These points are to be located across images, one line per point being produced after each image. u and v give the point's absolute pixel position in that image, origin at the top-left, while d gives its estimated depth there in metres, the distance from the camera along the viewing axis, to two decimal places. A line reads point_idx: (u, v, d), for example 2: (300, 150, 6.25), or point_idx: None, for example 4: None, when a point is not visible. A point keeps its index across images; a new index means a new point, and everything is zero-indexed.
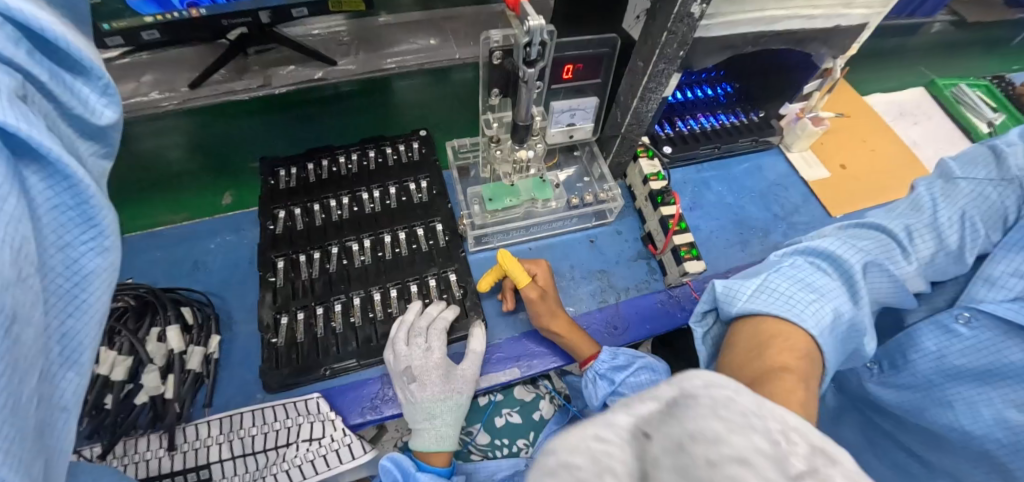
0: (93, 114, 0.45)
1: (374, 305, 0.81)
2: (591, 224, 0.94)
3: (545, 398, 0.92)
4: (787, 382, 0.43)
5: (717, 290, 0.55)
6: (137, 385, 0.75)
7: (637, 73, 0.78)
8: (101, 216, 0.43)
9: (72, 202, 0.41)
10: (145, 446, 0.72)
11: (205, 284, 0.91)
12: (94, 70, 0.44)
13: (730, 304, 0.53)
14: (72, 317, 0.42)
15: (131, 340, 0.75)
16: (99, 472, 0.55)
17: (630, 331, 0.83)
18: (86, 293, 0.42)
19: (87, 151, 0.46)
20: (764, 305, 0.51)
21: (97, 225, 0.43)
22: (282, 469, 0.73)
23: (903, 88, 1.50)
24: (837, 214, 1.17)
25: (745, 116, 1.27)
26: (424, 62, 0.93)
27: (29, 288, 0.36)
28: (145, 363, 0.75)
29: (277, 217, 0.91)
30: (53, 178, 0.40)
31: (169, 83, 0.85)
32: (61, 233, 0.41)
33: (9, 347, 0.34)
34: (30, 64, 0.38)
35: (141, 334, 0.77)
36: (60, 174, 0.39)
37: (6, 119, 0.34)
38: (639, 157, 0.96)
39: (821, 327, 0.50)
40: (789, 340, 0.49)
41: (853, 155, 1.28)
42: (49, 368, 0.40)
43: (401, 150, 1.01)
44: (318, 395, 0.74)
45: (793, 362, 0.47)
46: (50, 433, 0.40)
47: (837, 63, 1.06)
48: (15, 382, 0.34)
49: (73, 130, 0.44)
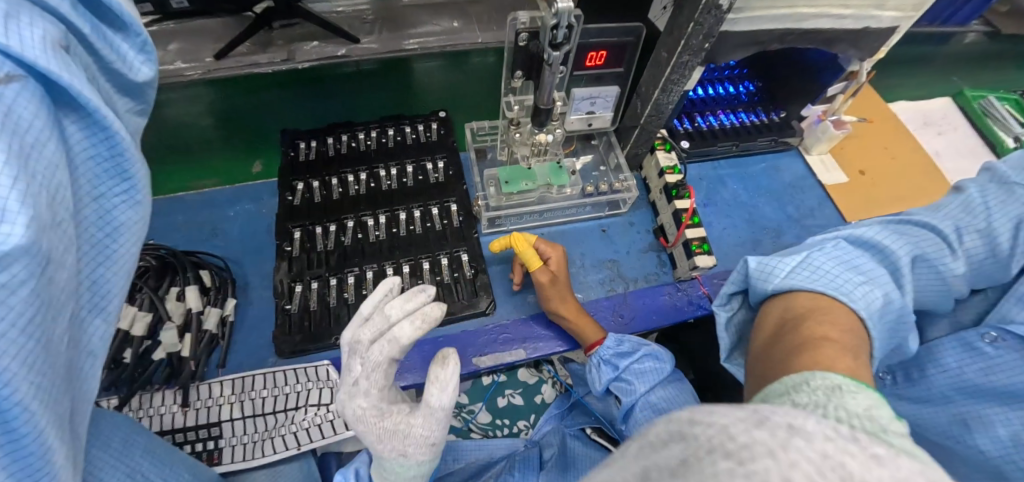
0: (130, 70, 0.46)
1: (386, 279, 0.83)
2: (604, 214, 0.95)
3: (548, 383, 0.94)
4: (825, 352, 0.43)
5: (752, 267, 0.56)
6: (155, 342, 0.78)
7: (661, 64, 0.78)
8: (134, 170, 0.44)
9: (107, 153, 0.42)
10: (160, 400, 0.75)
11: (223, 250, 0.94)
12: (133, 27, 0.45)
13: (766, 281, 0.54)
14: (102, 266, 0.43)
15: (152, 297, 0.78)
16: (117, 423, 0.56)
17: (637, 321, 0.83)
18: (116, 245, 0.44)
19: (123, 107, 0.47)
20: (803, 283, 0.52)
21: (129, 178, 0.44)
22: (289, 431, 0.75)
23: (930, 97, 1.48)
24: (853, 220, 1.16)
25: (766, 116, 1.26)
26: (446, 44, 0.93)
27: (65, 232, 0.37)
28: (164, 320, 0.78)
29: (295, 188, 0.93)
30: (91, 130, 0.41)
31: (194, 52, 0.87)
32: (95, 184, 0.42)
33: (46, 285, 0.35)
34: (73, 15, 0.39)
35: (162, 293, 0.81)
36: (97, 125, 0.41)
37: (50, 66, 0.35)
38: (656, 150, 0.96)
39: (869, 310, 0.49)
40: (828, 316, 0.48)
41: (874, 161, 1.26)
42: (79, 313, 0.41)
43: (419, 130, 1.02)
44: (328, 362, 0.77)
45: (834, 335, 0.46)
46: (78, 376, 0.41)
47: (865, 66, 1.04)
48: (50, 320, 0.35)
49: (110, 85, 0.46)
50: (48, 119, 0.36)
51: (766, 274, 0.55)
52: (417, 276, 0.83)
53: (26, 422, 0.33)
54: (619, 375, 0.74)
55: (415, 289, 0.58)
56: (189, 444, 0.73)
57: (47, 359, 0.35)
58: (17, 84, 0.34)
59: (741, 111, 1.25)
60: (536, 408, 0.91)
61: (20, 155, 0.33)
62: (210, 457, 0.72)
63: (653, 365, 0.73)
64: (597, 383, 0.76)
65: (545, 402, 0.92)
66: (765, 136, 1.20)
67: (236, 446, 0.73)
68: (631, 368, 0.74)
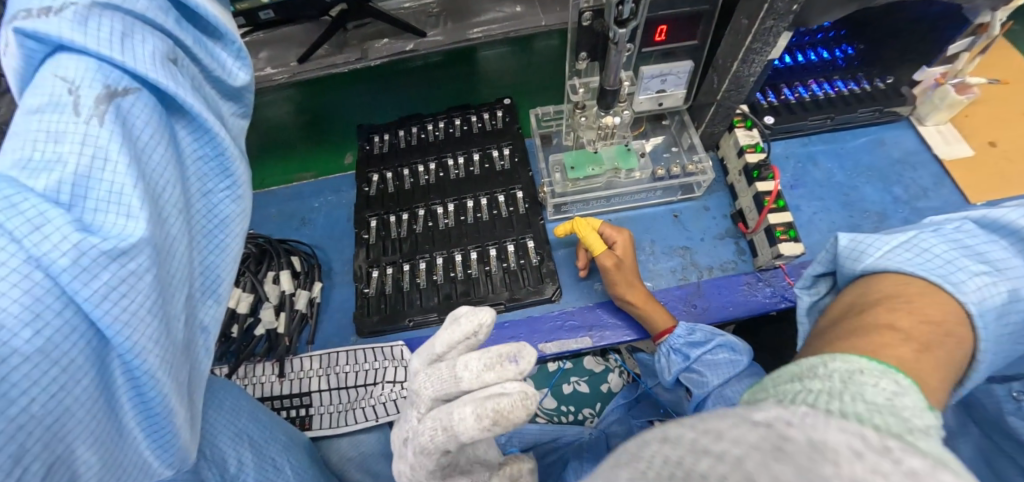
0: (228, 75, 0.51)
1: (455, 265, 0.85)
2: (676, 198, 0.90)
3: (615, 371, 0.91)
4: (911, 335, 0.38)
5: (842, 244, 0.50)
6: (256, 320, 0.87)
7: (740, 32, 0.72)
8: (233, 167, 0.49)
9: (212, 153, 0.48)
10: (260, 371, 0.84)
11: (310, 238, 1.02)
12: (229, 36, 0.50)
13: (856, 260, 0.48)
14: (212, 254, 0.49)
15: (252, 280, 0.87)
16: (228, 390, 0.64)
17: (711, 311, 0.79)
18: (223, 235, 0.49)
19: (228, 110, 0.53)
20: (903, 263, 0.45)
21: (231, 175, 0.49)
22: (370, 404, 0.82)
23: None
24: (978, 201, 1.00)
25: (868, 83, 1.12)
26: (510, 31, 0.93)
27: (179, 225, 0.42)
28: (263, 300, 0.87)
29: (371, 179, 0.98)
30: (197, 132, 0.46)
31: (280, 58, 0.94)
32: (204, 181, 0.48)
33: (164, 272, 0.40)
34: (178, 30, 0.44)
35: (260, 276, 0.90)
36: (201, 128, 0.46)
37: (157, 77, 0.40)
38: (735, 127, 0.89)
39: (982, 306, 0.42)
40: (927, 302, 0.42)
41: (1008, 131, 1.08)
42: (196, 295, 0.47)
43: (485, 119, 1.03)
44: (402, 342, 0.81)
45: (928, 323, 0.40)
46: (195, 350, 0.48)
47: (997, 16, 0.91)
48: (169, 301, 0.41)
49: (216, 91, 0.51)
50: (160, 125, 0.41)
51: (857, 253, 0.49)
52: (484, 262, 0.85)
53: (153, 389, 0.38)
54: (691, 366, 0.71)
55: (500, 354, 0.46)
56: (284, 411, 0.82)
57: (169, 335, 0.40)
58: (133, 95, 0.39)
59: (837, 79, 1.12)
60: (602, 397, 0.90)
61: (136, 158, 0.38)
62: (302, 422, 0.82)
63: (728, 355, 0.69)
64: (666, 373, 0.73)
65: (611, 391, 0.90)
66: (868, 106, 1.07)
67: (324, 414, 0.82)
68: (705, 359, 0.70)
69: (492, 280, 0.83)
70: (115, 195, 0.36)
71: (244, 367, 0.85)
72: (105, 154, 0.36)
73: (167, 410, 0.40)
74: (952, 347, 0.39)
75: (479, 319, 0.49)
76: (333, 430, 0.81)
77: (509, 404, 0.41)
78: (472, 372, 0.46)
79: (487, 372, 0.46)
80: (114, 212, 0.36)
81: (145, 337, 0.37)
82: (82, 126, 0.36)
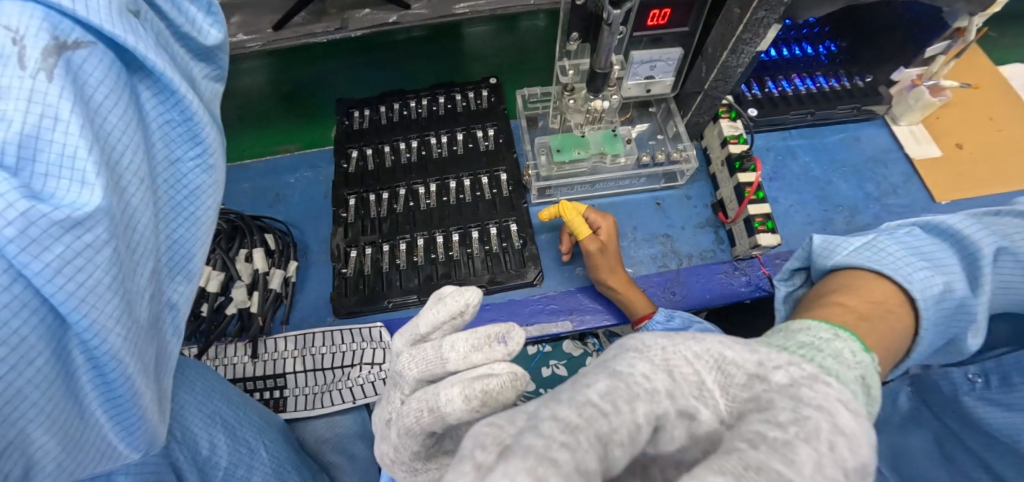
0: (198, 34, 0.48)
1: (437, 247, 0.84)
2: (659, 186, 0.90)
3: (593, 355, 0.93)
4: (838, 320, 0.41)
5: (813, 245, 0.52)
6: (227, 298, 0.84)
7: (732, 22, 0.72)
8: (205, 134, 0.46)
9: (179, 118, 0.44)
10: (233, 351, 0.82)
11: (286, 215, 0.99)
12: None
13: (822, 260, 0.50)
14: (181, 227, 0.46)
15: (224, 257, 0.84)
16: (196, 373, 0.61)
17: (688, 299, 0.80)
18: (192, 206, 0.46)
19: (199, 72, 0.50)
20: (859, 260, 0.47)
21: (201, 142, 0.46)
22: (347, 386, 0.81)
23: None
24: (944, 200, 1.04)
25: (848, 81, 1.15)
26: (499, 8, 0.88)
27: (139, 194, 0.39)
28: (235, 279, 0.84)
29: (350, 156, 0.95)
30: (162, 94, 0.43)
31: (253, 25, 0.86)
32: (171, 147, 0.45)
33: (123, 245, 0.37)
34: None
35: (232, 253, 0.86)
36: (166, 90, 0.42)
37: (113, 30, 0.37)
38: (720, 118, 0.90)
39: (925, 299, 0.44)
40: (871, 293, 0.45)
41: (974, 133, 1.12)
42: (163, 270, 0.45)
43: (470, 98, 1.01)
44: (381, 324, 0.80)
45: (868, 309, 0.43)
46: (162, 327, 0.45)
47: (974, 22, 0.91)
48: (128, 276, 0.38)
49: (184, 50, 0.48)
50: (120, 85, 0.38)
51: (833, 247, 0.50)
52: (466, 245, 0.84)
53: (115, 370, 0.36)
54: None
55: (488, 336, 0.45)
56: (257, 393, 0.80)
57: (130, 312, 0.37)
58: (86, 50, 0.36)
59: (819, 76, 1.15)
60: None
61: (90, 120, 0.35)
62: (276, 404, 0.80)
63: None
64: None
65: None
66: (847, 103, 1.09)
67: (300, 396, 0.81)
68: None
69: (473, 263, 0.82)
70: (68, 160, 0.33)
71: (216, 347, 0.82)
72: (56, 113, 0.33)
73: (130, 391, 0.38)
74: (891, 328, 0.43)
75: (467, 299, 0.49)
76: (308, 411, 0.80)
77: (496, 385, 0.40)
78: (460, 352, 0.45)
79: (475, 353, 0.45)
80: (67, 178, 0.33)
81: (105, 313, 0.34)
82: (28, 82, 0.32)
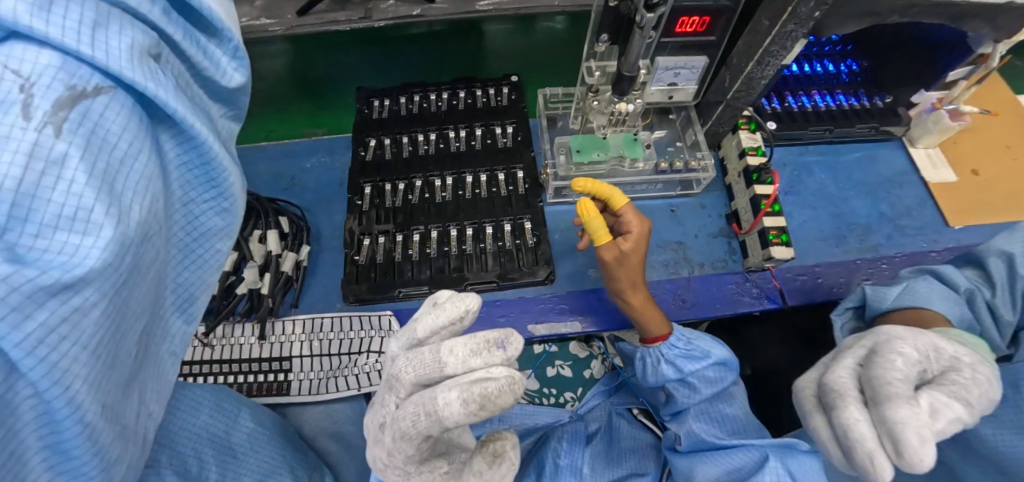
0: (221, 75, 0.43)
1: (450, 240, 0.84)
2: (675, 193, 0.90)
3: (598, 358, 0.93)
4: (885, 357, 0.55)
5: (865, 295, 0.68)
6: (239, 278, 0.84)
7: (759, 34, 0.72)
8: (224, 180, 0.42)
9: (198, 161, 0.40)
10: (239, 332, 0.82)
11: (300, 199, 0.99)
12: (227, 33, 0.42)
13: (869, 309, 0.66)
14: (187, 270, 0.43)
15: (238, 237, 0.85)
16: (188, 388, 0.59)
17: (698, 307, 0.80)
18: (203, 248, 0.44)
19: (218, 112, 0.45)
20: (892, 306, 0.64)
21: (219, 188, 0.42)
22: (353, 373, 0.80)
23: None
24: (956, 225, 1.04)
25: (868, 100, 1.13)
26: (521, 7, 0.90)
27: (153, 245, 0.36)
28: (248, 259, 0.84)
29: (368, 145, 0.95)
30: (184, 143, 0.39)
31: (278, 8, 0.89)
32: (188, 190, 0.41)
33: (121, 313, 0.33)
34: (164, 22, 0.36)
35: (246, 234, 0.87)
36: (188, 138, 0.38)
37: (134, 81, 0.32)
38: (739, 129, 0.90)
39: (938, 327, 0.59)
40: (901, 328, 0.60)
41: (991, 160, 1.11)
42: (165, 313, 0.42)
43: (491, 94, 1.01)
44: (390, 312, 0.80)
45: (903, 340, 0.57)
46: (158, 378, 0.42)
47: (999, 49, 0.91)
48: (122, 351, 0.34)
49: (205, 92, 0.43)
50: (144, 129, 0.34)
51: (881, 297, 0.66)
52: (479, 240, 0.84)
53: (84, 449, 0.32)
54: (681, 377, 0.69)
55: (489, 341, 0.44)
56: (261, 374, 0.80)
57: (117, 379, 0.34)
58: (105, 97, 0.32)
59: (839, 93, 1.13)
60: (584, 382, 0.91)
61: (102, 184, 0.31)
62: (280, 387, 0.80)
63: (718, 372, 0.68)
64: (651, 376, 0.72)
65: (594, 377, 0.92)
66: (865, 122, 1.09)
67: (304, 380, 0.81)
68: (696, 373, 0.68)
69: (485, 258, 0.82)
70: (67, 223, 0.29)
71: (223, 326, 0.82)
72: (59, 172, 0.29)
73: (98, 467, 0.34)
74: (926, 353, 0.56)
75: (466, 305, 0.48)
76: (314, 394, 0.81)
77: (496, 389, 0.41)
78: (458, 357, 0.44)
79: (474, 358, 0.44)
80: (58, 244, 0.29)
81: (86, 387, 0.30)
82: (26, 134, 0.28)
